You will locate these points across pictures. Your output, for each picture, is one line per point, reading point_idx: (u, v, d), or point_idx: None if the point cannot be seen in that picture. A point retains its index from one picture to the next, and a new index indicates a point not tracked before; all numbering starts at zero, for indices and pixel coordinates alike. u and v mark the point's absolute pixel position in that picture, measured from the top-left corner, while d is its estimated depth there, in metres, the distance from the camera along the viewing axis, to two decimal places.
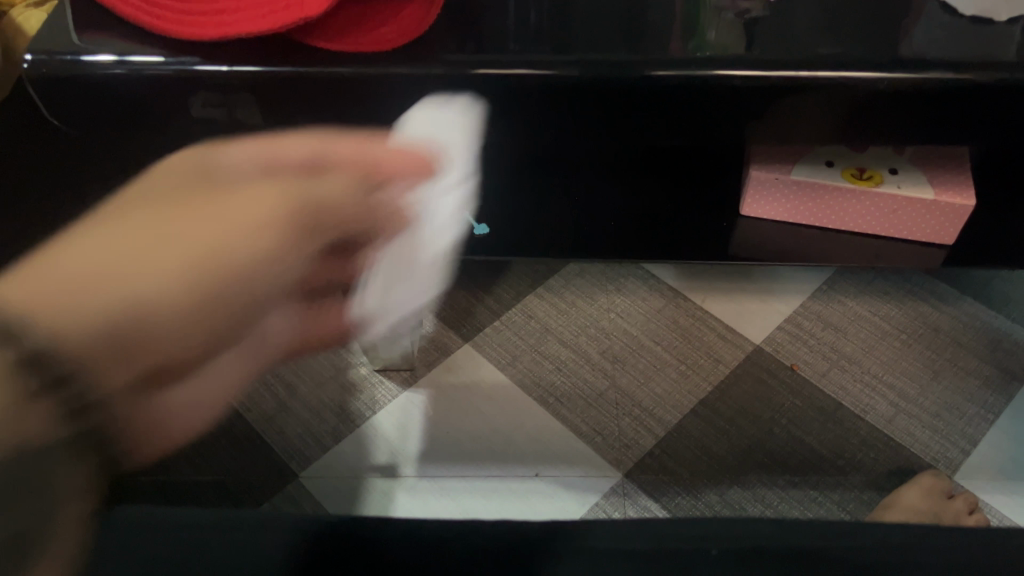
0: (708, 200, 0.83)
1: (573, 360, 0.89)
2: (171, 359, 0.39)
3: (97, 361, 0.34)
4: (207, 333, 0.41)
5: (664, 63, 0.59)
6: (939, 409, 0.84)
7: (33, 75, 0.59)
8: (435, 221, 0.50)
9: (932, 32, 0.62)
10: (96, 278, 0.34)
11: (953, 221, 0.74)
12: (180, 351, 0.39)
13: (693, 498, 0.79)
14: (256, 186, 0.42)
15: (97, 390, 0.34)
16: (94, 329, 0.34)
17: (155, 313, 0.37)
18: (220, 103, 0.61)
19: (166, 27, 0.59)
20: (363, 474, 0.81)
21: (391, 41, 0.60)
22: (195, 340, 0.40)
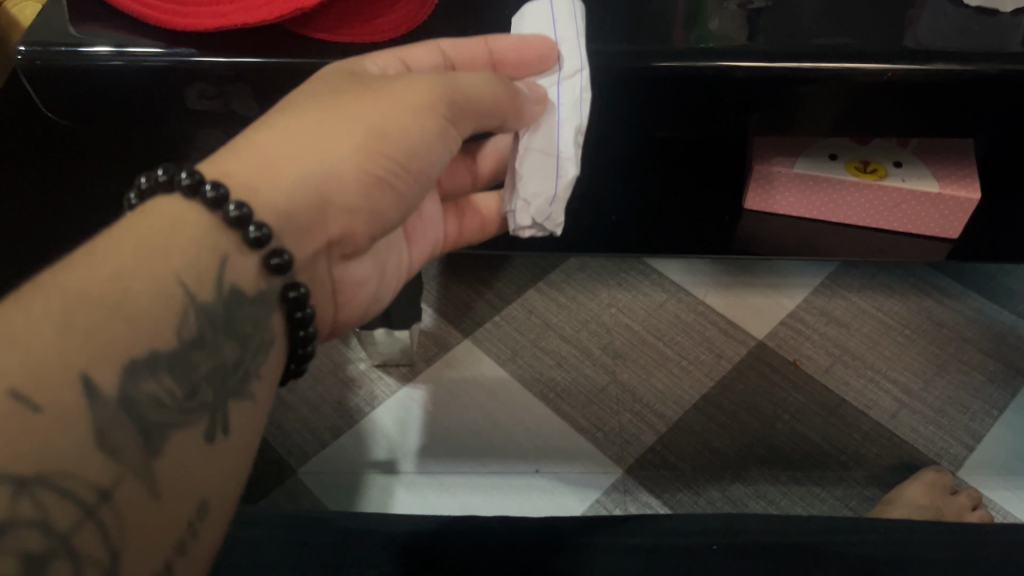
0: (712, 193, 0.82)
1: (574, 355, 0.89)
2: (365, 210, 0.40)
3: (330, 196, 0.38)
4: (378, 200, 0.40)
5: (666, 53, 0.58)
6: (943, 404, 0.83)
7: (29, 66, 0.59)
8: (565, 122, 0.47)
9: (938, 23, 0.61)
10: (302, 147, 0.37)
11: (959, 214, 0.73)
12: (369, 210, 0.40)
13: (695, 494, 0.78)
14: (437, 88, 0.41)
15: (335, 228, 0.39)
16: (331, 171, 0.38)
17: (394, 141, 0.39)
18: (217, 94, 0.61)
19: (161, 17, 0.58)
20: (363, 469, 0.81)
21: (390, 31, 0.60)
22: (378, 197, 0.40)
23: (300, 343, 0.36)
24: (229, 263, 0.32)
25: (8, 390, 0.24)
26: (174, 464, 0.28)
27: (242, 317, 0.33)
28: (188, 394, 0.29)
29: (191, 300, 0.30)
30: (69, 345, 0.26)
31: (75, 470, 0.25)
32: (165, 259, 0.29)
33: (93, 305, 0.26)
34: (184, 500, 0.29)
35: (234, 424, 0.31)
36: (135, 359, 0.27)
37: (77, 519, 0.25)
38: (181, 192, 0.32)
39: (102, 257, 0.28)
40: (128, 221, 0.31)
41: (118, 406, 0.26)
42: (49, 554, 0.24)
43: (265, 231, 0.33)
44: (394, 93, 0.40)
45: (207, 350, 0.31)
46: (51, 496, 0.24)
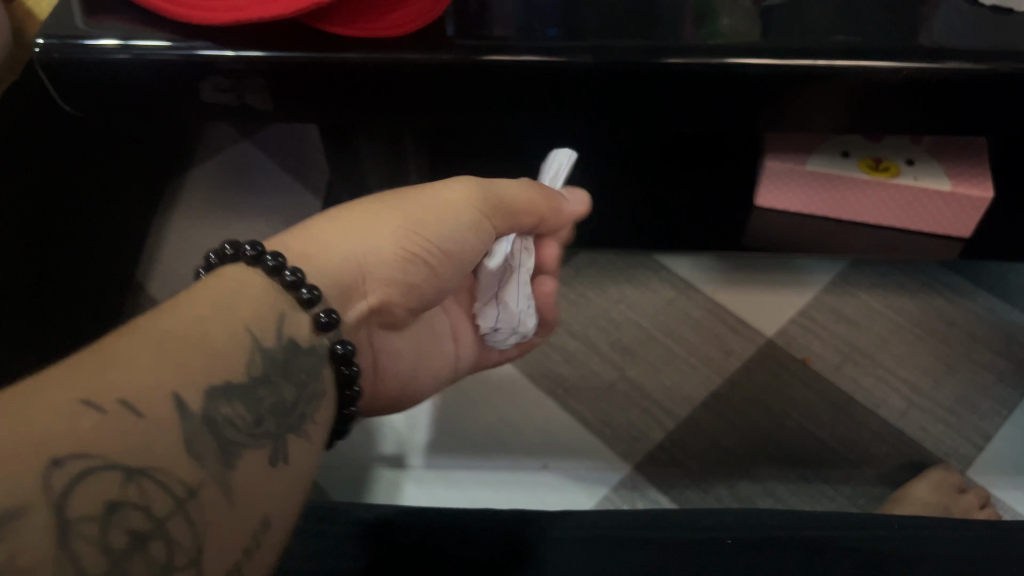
0: (723, 191, 0.83)
1: (582, 352, 0.89)
2: (400, 281, 0.45)
3: (368, 272, 0.43)
4: (412, 274, 0.46)
5: (676, 49, 0.58)
6: (952, 403, 0.83)
7: (44, 59, 0.59)
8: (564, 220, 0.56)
9: (952, 21, 0.60)
10: (350, 234, 0.43)
11: (971, 212, 0.73)
12: (403, 283, 0.45)
13: (703, 492, 0.78)
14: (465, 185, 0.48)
15: (372, 295, 0.44)
16: (374, 247, 0.44)
17: (431, 227, 0.46)
18: (230, 88, 0.61)
19: (173, 11, 0.59)
20: (371, 464, 0.81)
21: (405, 25, 0.59)
22: (413, 272, 0.45)
23: (345, 403, 0.42)
24: (285, 319, 0.37)
25: (118, 399, 0.28)
26: (243, 478, 0.32)
27: (298, 366, 0.37)
28: (256, 421, 0.34)
29: (257, 345, 0.35)
30: (163, 369, 0.30)
31: (170, 468, 0.29)
32: (233, 313, 0.35)
33: (183, 342, 0.32)
34: (249, 512, 0.33)
35: (291, 455, 0.36)
36: (215, 385, 0.32)
37: (169, 509, 0.29)
38: (245, 260, 0.38)
39: (184, 305, 0.34)
40: (199, 284, 0.36)
41: (202, 421, 0.31)
42: (149, 535, 0.28)
43: (315, 293, 0.39)
44: (441, 190, 0.47)
45: (270, 387, 0.35)
46: (151, 485, 0.28)
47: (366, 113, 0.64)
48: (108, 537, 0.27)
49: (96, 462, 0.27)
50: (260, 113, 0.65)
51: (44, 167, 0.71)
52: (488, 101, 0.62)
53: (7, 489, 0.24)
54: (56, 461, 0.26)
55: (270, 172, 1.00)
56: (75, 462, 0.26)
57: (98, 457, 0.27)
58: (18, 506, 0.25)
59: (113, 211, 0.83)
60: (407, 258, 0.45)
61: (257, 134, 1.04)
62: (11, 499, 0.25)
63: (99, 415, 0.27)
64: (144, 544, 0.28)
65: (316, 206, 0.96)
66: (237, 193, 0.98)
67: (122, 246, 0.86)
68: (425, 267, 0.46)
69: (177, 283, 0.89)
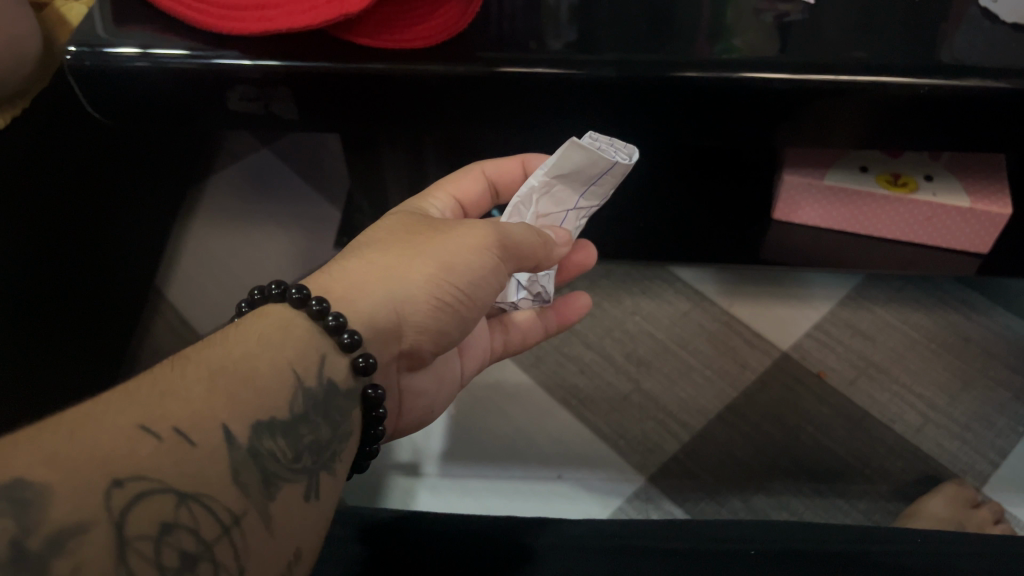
0: (737, 204, 0.83)
1: (598, 363, 0.89)
2: (433, 329, 0.46)
3: (405, 318, 0.44)
4: (445, 322, 0.47)
5: (696, 63, 0.59)
6: (968, 420, 0.83)
7: (74, 67, 0.60)
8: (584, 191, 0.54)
9: (974, 39, 0.60)
10: (383, 281, 0.44)
11: (989, 229, 0.73)
12: (433, 329, 0.46)
13: (717, 504, 0.79)
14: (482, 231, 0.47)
15: (407, 340, 0.46)
16: (405, 295, 0.44)
17: (459, 274, 0.46)
18: (257, 96, 0.62)
19: (203, 21, 0.60)
20: (387, 471, 0.81)
21: (429, 38, 0.60)
22: (444, 319, 0.46)
23: (369, 441, 0.43)
24: (326, 361, 0.38)
25: (173, 428, 0.30)
26: (283, 510, 0.33)
27: (334, 405, 0.38)
28: (296, 456, 0.35)
29: (299, 385, 0.36)
30: (214, 401, 0.32)
31: (218, 493, 0.31)
32: (279, 353, 0.36)
33: (231, 377, 0.33)
34: (287, 541, 0.34)
35: (323, 491, 0.36)
36: (260, 421, 0.33)
37: (217, 533, 0.30)
38: (289, 302, 0.39)
39: (233, 345, 0.35)
40: (248, 321, 0.37)
41: (247, 453, 0.32)
42: (200, 556, 0.29)
43: (357, 337, 0.39)
44: (453, 237, 0.47)
45: (310, 425, 0.36)
46: (201, 509, 0.30)
47: (388, 126, 0.65)
48: (159, 557, 0.28)
49: (151, 484, 0.28)
50: (284, 123, 0.66)
51: (67, 171, 0.72)
52: (506, 112, 0.63)
53: (71, 505, 0.26)
54: (117, 481, 0.27)
55: (290, 180, 1.01)
56: (132, 484, 0.28)
57: (158, 480, 0.29)
58: (81, 523, 0.26)
59: (134, 216, 0.84)
60: (437, 307, 0.45)
61: (277, 143, 1.05)
62: (75, 516, 0.26)
63: (156, 441, 0.29)
64: (192, 565, 0.29)
65: (333, 213, 0.97)
66: (256, 201, 0.99)
67: (142, 250, 0.87)
68: (455, 313, 0.47)
69: (194, 289, 0.90)
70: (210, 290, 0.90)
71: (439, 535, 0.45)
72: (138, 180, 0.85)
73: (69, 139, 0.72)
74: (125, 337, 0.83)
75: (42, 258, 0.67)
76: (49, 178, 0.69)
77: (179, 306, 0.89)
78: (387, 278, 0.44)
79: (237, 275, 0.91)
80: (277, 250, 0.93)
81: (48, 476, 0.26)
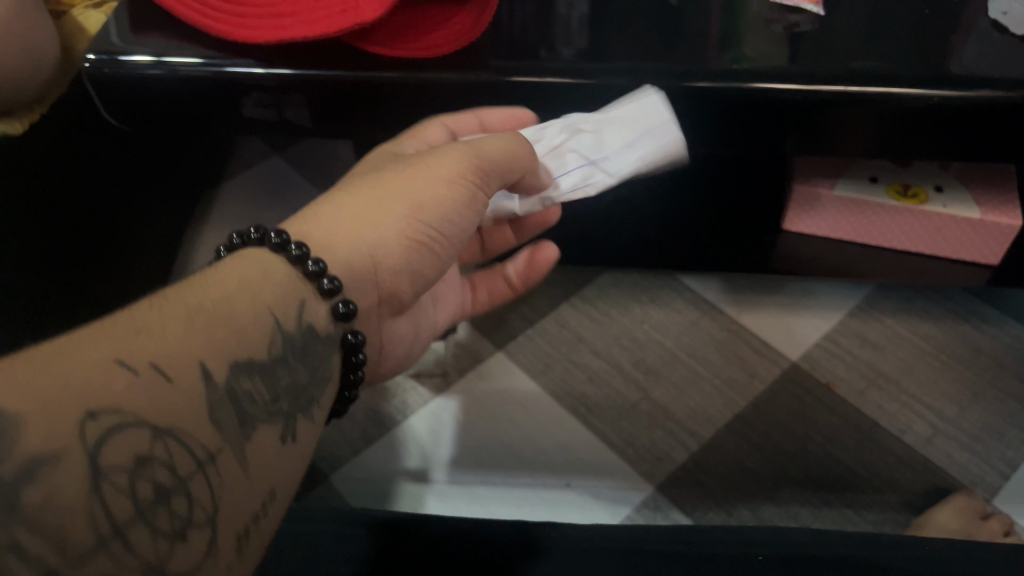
0: (747, 214, 0.84)
1: (605, 371, 0.89)
2: (408, 270, 0.46)
3: (380, 263, 0.44)
4: (420, 262, 0.47)
5: (705, 73, 0.59)
6: (978, 431, 0.83)
7: (93, 75, 0.61)
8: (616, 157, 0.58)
9: (984, 50, 0.60)
10: (358, 225, 0.44)
11: (999, 241, 0.73)
12: (411, 271, 0.46)
13: (725, 513, 0.79)
14: (456, 159, 0.48)
15: (384, 285, 0.46)
16: (381, 239, 0.44)
17: (432, 212, 0.46)
18: (272, 103, 0.63)
19: (222, 30, 0.60)
20: (395, 477, 0.81)
21: (444, 45, 0.61)
22: (420, 259, 0.46)
23: (347, 387, 0.44)
24: (306, 305, 0.39)
25: (150, 363, 0.29)
26: (259, 449, 0.33)
27: (312, 351, 0.39)
28: (272, 398, 0.35)
29: (278, 328, 0.36)
30: (192, 338, 0.31)
31: (193, 431, 0.30)
32: (259, 295, 0.36)
33: (211, 316, 0.33)
34: (261, 481, 0.33)
35: (299, 433, 0.37)
36: (238, 360, 0.33)
37: (191, 468, 0.30)
38: (268, 247, 0.39)
39: (212, 285, 0.34)
40: (228, 262, 0.37)
41: (225, 393, 0.32)
42: (173, 489, 0.29)
43: (336, 284, 0.40)
44: (430, 165, 0.48)
45: (286, 368, 0.37)
46: (177, 445, 0.29)
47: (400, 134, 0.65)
48: (135, 489, 0.27)
49: (126, 419, 0.27)
50: (298, 130, 0.66)
51: (82, 176, 0.72)
52: None
53: (47, 434, 0.25)
54: (92, 413, 0.26)
55: (301, 187, 1.02)
56: (108, 417, 0.27)
57: (129, 413, 0.28)
58: (54, 452, 0.25)
59: (147, 219, 0.84)
60: (413, 246, 0.46)
61: (288, 150, 1.06)
62: (48, 446, 0.25)
63: (133, 376, 0.28)
64: (167, 498, 0.29)
65: None
66: (267, 207, 0.99)
67: (156, 255, 0.88)
68: (431, 252, 0.47)
69: None
70: None
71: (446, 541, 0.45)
72: (151, 185, 0.86)
73: (85, 146, 0.73)
74: None
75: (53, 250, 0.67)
76: (63, 180, 0.69)
77: None
78: (358, 219, 0.44)
79: None
80: None
81: (19, 407, 0.25)
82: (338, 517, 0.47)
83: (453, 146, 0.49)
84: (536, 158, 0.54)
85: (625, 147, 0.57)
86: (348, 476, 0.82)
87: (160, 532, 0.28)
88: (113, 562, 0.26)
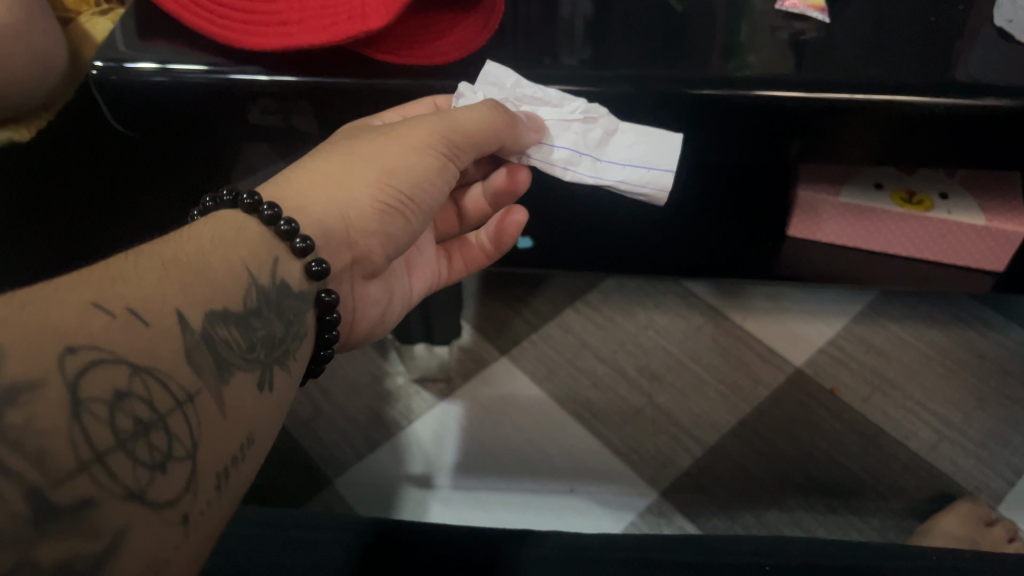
0: (754, 219, 0.84)
1: (610, 376, 0.89)
2: (379, 232, 0.47)
3: (352, 224, 0.46)
4: (390, 225, 0.48)
5: (710, 80, 0.60)
6: (983, 437, 0.83)
7: (100, 82, 0.61)
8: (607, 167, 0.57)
9: (989, 57, 0.61)
10: (329, 188, 0.45)
11: (1005, 248, 0.73)
12: (382, 234, 0.47)
13: (729, 519, 0.78)
14: (425, 130, 0.49)
15: (358, 246, 0.47)
16: (352, 202, 0.45)
17: (401, 178, 0.47)
18: (278, 110, 0.63)
19: (228, 36, 0.60)
20: (399, 482, 0.81)
21: (450, 53, 0.61)
22: (389, 222, 0.47)
23: (321, 347, 0.44)
24: (280, 263, 0.39)
25: (126, 308, 0.29)
26: (237, 396, 0.34)
27: (287, 306, 0.39)
28: (250, 346, 0.35)
29: (253, 281, 0.37)
30: (168, 286, 0.31)
31: (171, 371, 0.30)
32: (233, 251, 0.37)
33: (186, 268, 0.33)
34: (239, 426, 0.33)
35: (276, 384, 0.37)
36: (215, 309, 0.33)
37: (171, 406, 0.29)
38: (242, 209, 0.40)
39: (187, 240, 0.35)
40: (203, 224, 0.38)
41: (202, 338, 0.32)
42: (152, 424, 0.28)
43: (309, 243, 0.41)
44: (400, 136, 0.49)
45: (263, 321, 0.37)
46: (155, 382, 0.29)
47: None
48: (114, 421, 0.27)
49: (103, 354, 0.27)
50: (305, 137, 0.67)
51: None
52: None
53: (23, 361, 0.25)
54: (71, 348, 0.27)
55: None
56: (86, 352, 0.27)
57: (106, 350, 0.27)
58: (34, 380, 0.25)
59: None
60: (383, 210, 0.47)
61: None
62: (26, 373, 0.25)
63: (109, 318, 0.28)
64: (147, 432, 0.28)
65: None
66: None
67: None
68: (401, 217, 0.48)
69: None
70: None
71: (451, 550, 0.45)
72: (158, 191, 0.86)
73: None
74: None
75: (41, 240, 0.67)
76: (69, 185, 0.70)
77: None
78: (327, 185, 0.45)
79: None
80: None
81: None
82: (343, 525, 0.47)
83: (422, 117, 0.49)
84: (519, 125, 0.53)
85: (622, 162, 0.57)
86: (353, 481, 0.82)
87: (141, 463, 0.28)
88: (93, 487, 0.26)
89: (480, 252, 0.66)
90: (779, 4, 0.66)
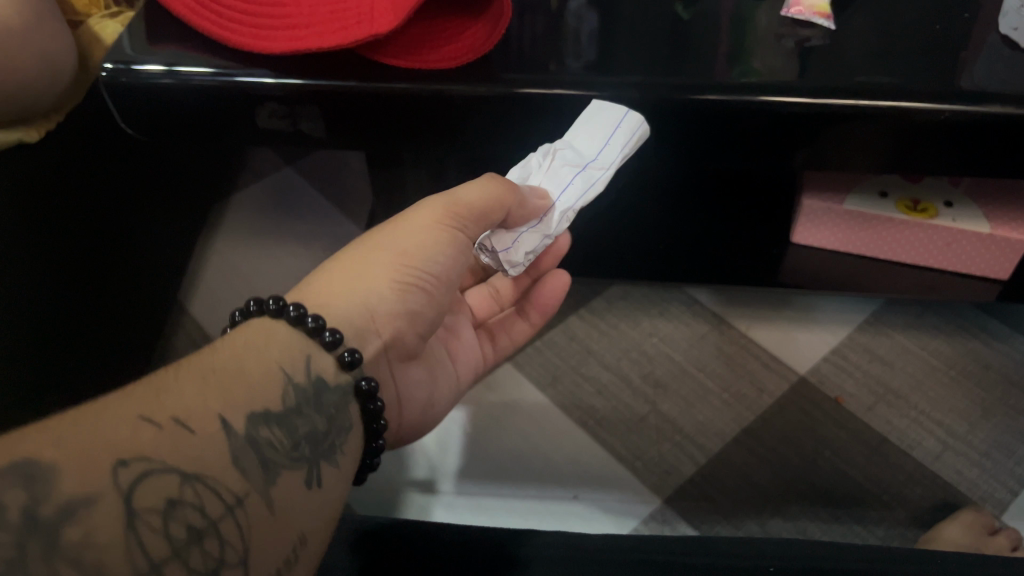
0: (767, 237, 0.84)
1: (615, 384, 0.89)
2: (406, 311, 0.46)
3: (376, 311, 0.44)
4: (415, 302, 0.46)
5: (715, 86, 0.60)
6: (988, 448, 0.82)
7: (111, 83, 0.62)
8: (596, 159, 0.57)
9: (994, 67, 0.61)
10: (348, 281, 0.44)
11: (1009, 255, 0.73)
12: (410, 314, 0.46)
13: (733, 527, 0.78)
14: (432, 210, 0.49)
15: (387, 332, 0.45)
16: (370, 288, 0.45)
17: (419, 259, 0.47)
18: (286, 114, 0.63)
19: (237, 40, 0.61)
20: (403, 487, 0.81)
21: (457, 58, 0.61)
22: (414, 299, 0.46)
23: (372, 437, 0.43)
24: (314, 359, 0.39)
25: (172, 419, 0.31)
26: (286, 494, 0.34)
27: (328, 400, 0.39)
28: (294, 444, 0.35)
29: (289, 381, 0.37)
30: (209, 395, 0.33)
31: (220, 476, 0.31)
32: (265, 353, 0.37)
33: (224, 375, 0.34)
34: (290, 527, 0.34)
35: (325, 479, 0.37)
36: (256, 411, 0.34)
37: (220, 512, 0.31)
38: (268, 313, 0.39)
39: (223, 348, 0.36)
40: (235, 331, 0.38)
41: (245, 441, 0.33)
42: (205, 530, 0.30)
43: (338, 334, 0.40)
44: (406, 221, 0.49)
45: (304, 418, 0.37)
46: (203, 488, 0.30)
47: (412, 143, 0.66)
48: (168, 530, 0.29)
49: (151, 466, 0.29)
50: (313, 141, 0.67)
51: (97, 183, 0.73)
52: (528, 133, 0.64)
53: (82, 479, 0.27)
54: (122, 460, 0.28)
55: (311, 199, 1.03)
56: (136, 463, 0.29)
57: (157, 459, 0.29)
58: (90, 494, 0.27)
59: (159, 227, 0.85)
60: (404, 289, 0.46)
61: (301, 162, 1.07)
62: (84, 489, 0.27)
63: (155, 429, 0.30)
64: (200, 538, 0.30)
65: (355, 232, 0.98)
66: (278, 217, 1.00)
67: (172, 260, 0.89)
68: (425, 293, 0.47)
69: (214, 303, 0.92)
70: (229, 304, 0.91)
71: (456, 554, 0.45)
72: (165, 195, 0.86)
73: (100, 153, 0.74)
74: (145, 344, 0.84)
75: (58, 272, 0.67)
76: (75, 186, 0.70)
77: (200, 320, 0.90)
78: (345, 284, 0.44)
79: (257, 288, 0.93)
80: (296, 266, 0.95)
81: (56, 456, 0.27)
82: (348, 528, 0.47)
83: (426, 200, 0.50)
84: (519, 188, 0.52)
85: (601, 142, 0.57)
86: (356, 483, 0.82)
87: (194, 569, 0.29)
88: None
89: (522, 322, 0.66)
90: (785, 11, 0.67)
